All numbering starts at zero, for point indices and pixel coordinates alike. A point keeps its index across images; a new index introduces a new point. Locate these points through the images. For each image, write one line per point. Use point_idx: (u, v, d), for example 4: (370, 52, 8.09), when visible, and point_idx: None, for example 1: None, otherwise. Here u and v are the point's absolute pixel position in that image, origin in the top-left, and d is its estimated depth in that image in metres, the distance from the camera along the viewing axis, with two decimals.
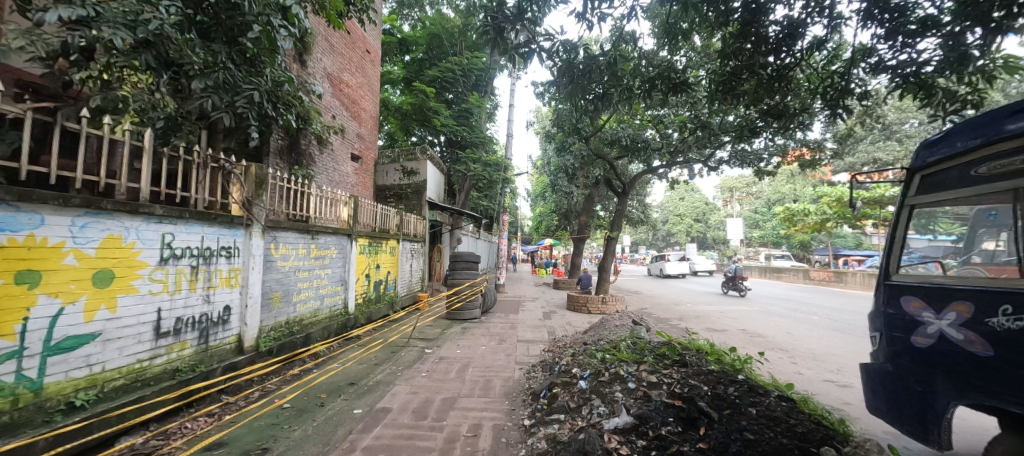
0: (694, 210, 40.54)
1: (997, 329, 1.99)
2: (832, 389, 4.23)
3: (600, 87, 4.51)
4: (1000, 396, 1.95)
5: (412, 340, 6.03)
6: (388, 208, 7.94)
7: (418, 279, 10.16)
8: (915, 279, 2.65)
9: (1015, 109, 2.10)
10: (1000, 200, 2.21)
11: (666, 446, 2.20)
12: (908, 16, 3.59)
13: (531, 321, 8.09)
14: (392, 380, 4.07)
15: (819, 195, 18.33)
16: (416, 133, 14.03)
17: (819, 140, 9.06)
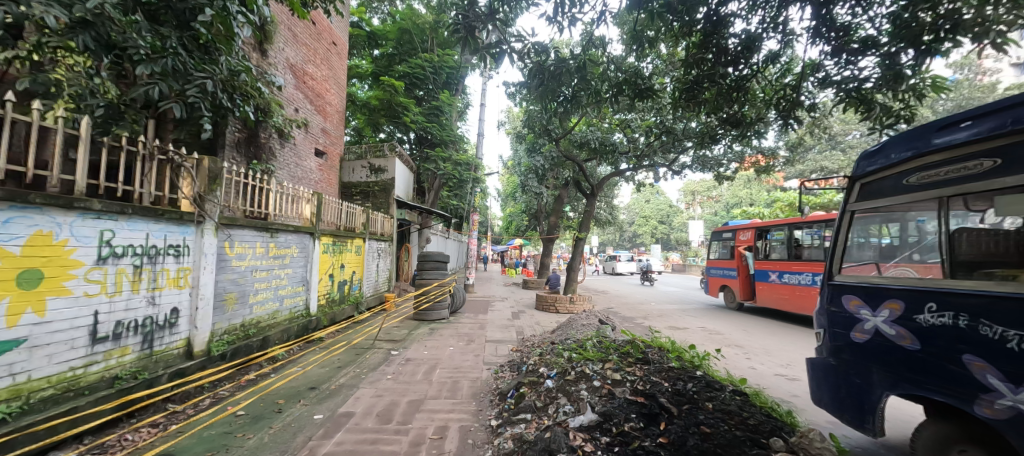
0: (659, 211, 42.03)
1: (926, 325, 2.22)
2: (782, 382, 4.49)
3: (569, 90, 4.58)
4: (930, 385, 2.16)
5: (379, 342, 5.86)
6: (354, 206, 7.71)
7: (385, 280, 9.93)
8: (855, 279, 2.85)
9: (944, 124, 2.31)
10: (926, 207, 2.45)
11: (629, 442, 2.25)
12: (851, 35, 3.86)
13: (500, 321, 8.06)
14: (356, 383, 3.95)
15: (773, 199, 19.52)
16: (385, 130, 13.71)
17: (773, 148, 9.61)
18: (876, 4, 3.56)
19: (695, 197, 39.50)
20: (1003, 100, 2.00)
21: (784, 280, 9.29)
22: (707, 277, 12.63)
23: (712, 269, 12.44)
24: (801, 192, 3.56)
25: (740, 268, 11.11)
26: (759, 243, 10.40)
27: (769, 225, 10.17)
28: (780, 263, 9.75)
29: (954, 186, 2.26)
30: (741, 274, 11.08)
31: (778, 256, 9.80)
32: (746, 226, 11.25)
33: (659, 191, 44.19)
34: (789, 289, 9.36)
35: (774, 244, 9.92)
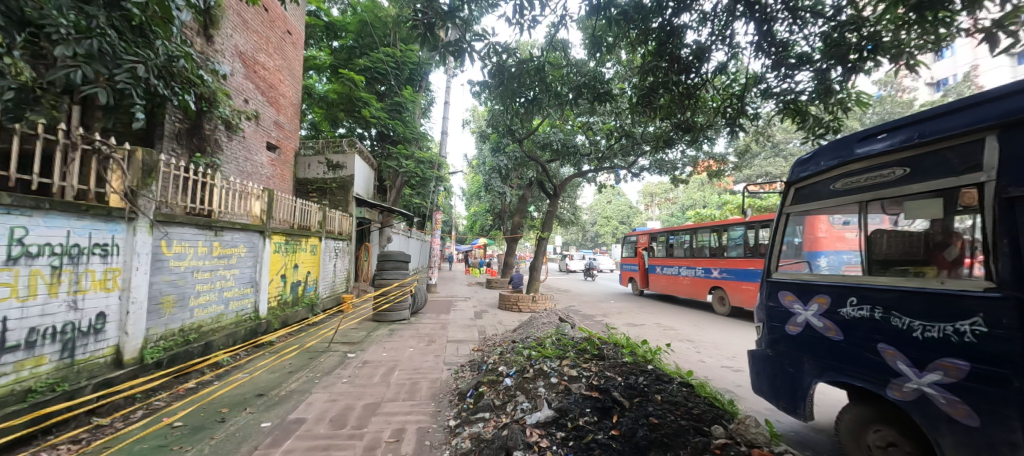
0: (620, 212, 43.47)
1: (849, 318, 2.46)
2: (727, 374, 4.77)
3: (529, 90, 4.59)
4: (852, 373, 2.40)
5: (334, 345, 5.64)
6: (309, 203, 7.39)
7: (342, 280, 9.58)
8: (789, 276, 3.09)
9: (865, 136, 2.56)
10: (848, 210, 2.70)
11: (583, 436, 2.32)
12: (789, 51, 4.06)
13: (462, 321, 8.02)
14: (308, 388, 3.79)
15: (722, 202, 20.82)
16: (345, 125, 13.21)
17: (723, 154, 10.21)
18: (810, 22, 3.79)
19: (654, 199, 41.35)
20: (912, 116, 2.26)
21: (665, 271, 12.77)
22: (621, 272, 16.16)
23: (624, 265, 16.00)
24: (746, 196, 3.78)
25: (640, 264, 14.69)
26: (651, 244, 13.97)
27: (656, 231, 13.77)
28: (664, 259, 13.16)
29: (871, 191, 2.50)
30: (640, 268, 14.65)
31: (661, 254, 13.34)
32: (644, 232, 14.87)
33: (620, 193, 45.47)
34: (668, 279, 12.76)
35: (659, 245, 13.48)
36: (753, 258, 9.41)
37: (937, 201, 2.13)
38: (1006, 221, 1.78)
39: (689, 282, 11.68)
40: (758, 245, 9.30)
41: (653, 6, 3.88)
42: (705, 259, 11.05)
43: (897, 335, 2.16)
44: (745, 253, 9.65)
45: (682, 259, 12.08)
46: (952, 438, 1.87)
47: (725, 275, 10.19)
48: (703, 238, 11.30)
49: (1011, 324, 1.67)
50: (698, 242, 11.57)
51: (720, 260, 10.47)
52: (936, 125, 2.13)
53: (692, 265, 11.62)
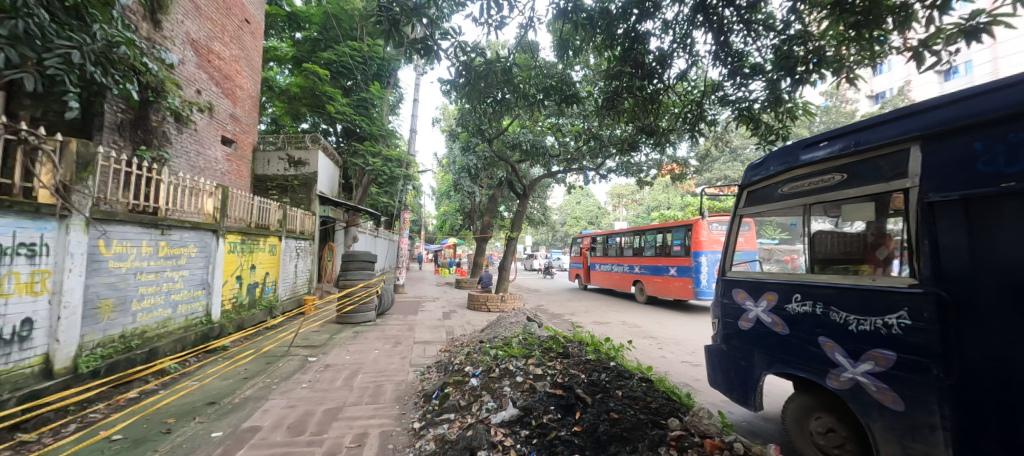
0: (589, 213, 43.94)
1: (794, 313, 2.64)
2: (686, 368, 4.98)
3: (495, 90, 4.57)
4: (797, 364, 2.56)
5: (294, 348, 5.42)
6: (267, 200, 7.05)
7: (303, 281, 9.20)
8: (741, 275, 3.26)
9: (809, 143, 2.73)
10: (793, 212, 2.88)
11: (546, 433, 2.35)
12: (744, 61, 4.22)
13: (430, 322, 7.92)
14: (265, 394, 3.63)
15: (684, 204, 21.73)
16: (308, 120, 12.71)
17: (686, 158, 10.61)
18: (763, 35, 4.00)
19: (622, 199, 42.54)
20: (850, 125, 2.44)
21: (602, 268, 15.19)
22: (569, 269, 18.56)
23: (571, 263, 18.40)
24: (707, 197, 3.99)
25: (582, 262, 17.15)
26: (591, 245, 16.39)
27: (595, 234, 16.21)
28: (603, 257, 15.47)
29: (815, 196, 2.67)
30: (583, 266, 17.14)
31: (600, 254, 15.70)
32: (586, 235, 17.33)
33: (590, 193, 46.30)
34: (606, 274, 15.06)
35: (597, 246, 15.88)
36: (660, 256, 11.80)
37: (869, 204, 2.32)
38: (926, 224, 1.96)
39: (620, 277, 14.02)
40: (664, 246, 11.68)
41: (618, 13, 4.02)
42: (630, 257, 13.40)
43: (835, 328, 2.33)
44: (656, 252, 12.02)
45: (613, 258, 14.53)
46: (881, 422, 2.06)
47: (643, 270, 12.60)
48: (628, 239, 13.75)
49: (931, 317, 1.86)
50: (625, 243, 14.01)
51: (639, 258, 12.89)
52: (870, 134, 2.30)
53: (622, 262, 13.95)
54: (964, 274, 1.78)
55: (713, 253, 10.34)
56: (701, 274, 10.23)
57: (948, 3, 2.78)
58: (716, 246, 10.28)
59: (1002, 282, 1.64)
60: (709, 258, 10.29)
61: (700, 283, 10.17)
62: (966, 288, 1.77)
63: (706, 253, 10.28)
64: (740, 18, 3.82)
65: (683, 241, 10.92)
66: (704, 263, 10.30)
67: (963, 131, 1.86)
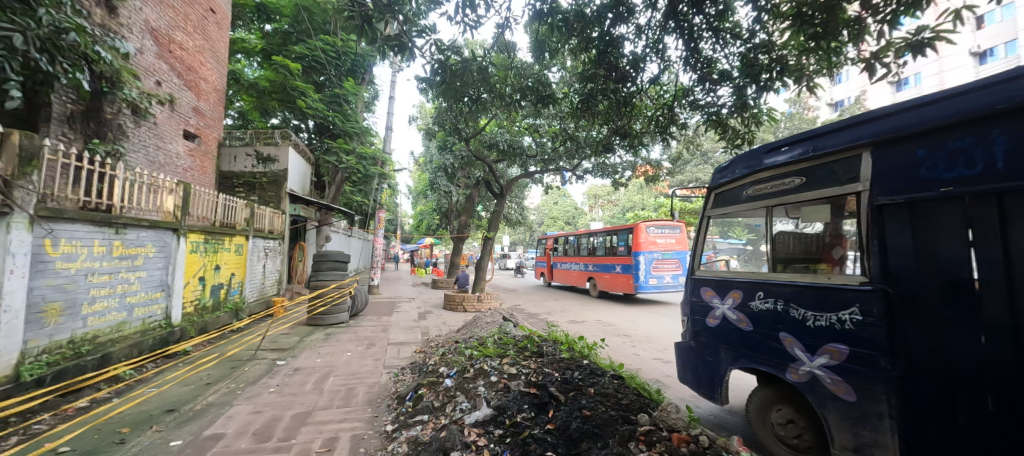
0: (566, 213, 44.27)
1: (757, 310, 2.76)
2: (658, 365, 5.12)
3: (469, 89, 4.54)
4: (759, 360, 2.68)
5: (262, 352, 5.23)
6: (232, 198, 6.75)
7: (272, 282, 8.89)
8: (709, 273, 3.37)
9: (772, 148, 2.85)
10: (757, 214, 3.00)
11: (520, 432, 2.37)
12: (713, 67, 4.34)
13: (404, 322, 7.80)
14: (230, 400, 3.49)
15: (658, 205, 22.30)
16: (278, 115, 12.29)
17: (659, 160, 10.84)
18: (730, 43, 4.13)
19: (598, 200, 43.19)
20: (809, 131, 2.56)
21: (561, 267, 16.63)
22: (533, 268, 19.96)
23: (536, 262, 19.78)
24: (678, 199, 4.09)
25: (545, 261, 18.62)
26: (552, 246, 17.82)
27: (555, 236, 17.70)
28: (563, 257, 16.73)
29: (777, 198, 2.79)
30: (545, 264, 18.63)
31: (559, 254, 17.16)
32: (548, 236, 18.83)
33: (567, 194, 46.76)
34: (566, 272, 16.32)
35: (557, 246, 17.33)
36: (608, 255, 13.21)
37: (825, 207, 2.45)
38: (876, 225, 2.09)
39: (577, 274, 15.32)
40: (611, 246, 13.07)
41: (593, 16, 4.10)
42: (586, 256, 14.70)
43: (795, 324, 2.45)
44: (605, 251, 13.40)
45: (571, 257, 15.98)
46: (836, 412, 2.20)
47: (595, 268, 14.06)
48: (583, 240, 15.24)
49: (880, 313, 1.99)
50: (580, 244, 15.47)
51: (592, 257, 14.33)
52: (827, 140, 2.43)
53: (580, 261, 15.22)
54: (909, 272, 1.91)
55: (650, 253, 11.83)
56: (640, 271, 11.68)
57: (897, 18, 2.94)
58: (652, 247, 11.77)
59: (943, 280, 1.77)
60: (647, 257, 11.77)
61: (639, 278, 11.61)
62: (910, 285, 1.90)
63: (644, 252, 11.74)
64: (709, 26, 3.94)
65: (626, 242, 12.33)
66: (642, 261, 11.75)
67: (909, 139, 2.00)
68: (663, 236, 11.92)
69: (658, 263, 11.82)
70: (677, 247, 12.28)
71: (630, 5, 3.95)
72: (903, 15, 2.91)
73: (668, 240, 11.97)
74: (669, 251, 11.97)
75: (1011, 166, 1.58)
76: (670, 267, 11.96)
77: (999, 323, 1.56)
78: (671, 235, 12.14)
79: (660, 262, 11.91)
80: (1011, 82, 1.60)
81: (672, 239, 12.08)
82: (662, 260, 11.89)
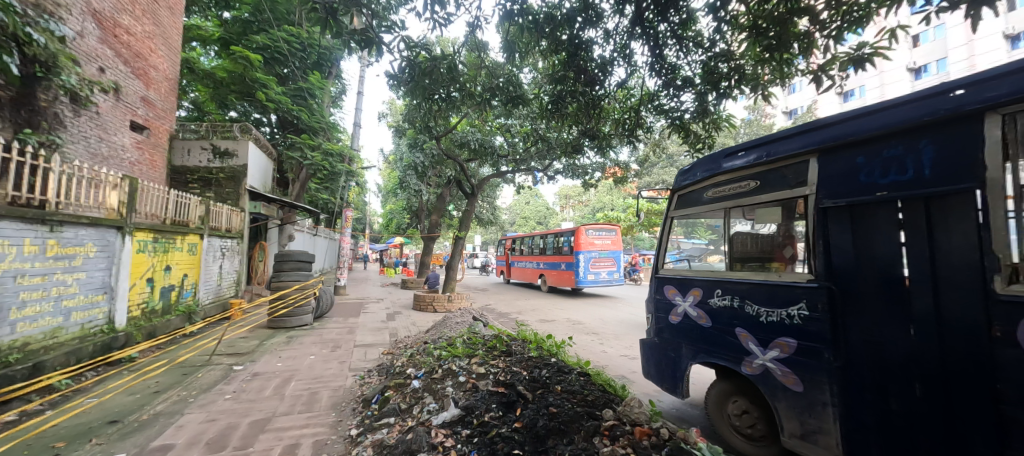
0: (538, 213, 44.54)
1: (716, 306, 2.89)
2: (623, 361, 5.27)
3: (436, 87, 4.48)
4: (717, 354, 2.82)
5: (218, 357, 4.96)
6: (185, 194, 6.38)
7: (229, 284, 8.43)
8: (672, 272, 3.49)
9: (730, 153, 3.00)
10: (715, 215, 3.13)
11: (487, 431, 2.38)
12: (676, 73, 4.48)
13: (372, 324, 7.63)
14: (180, 409, 3.29)
15: (626, 206, 22.95)
16: (238, 108, 11.69)
17: (627, 162, 11.13)
18: (693, 51, 4.30)
19: (570, 201, 43.93)
20: (763, 137, 2.71)
21: (516, 265, 18.29)
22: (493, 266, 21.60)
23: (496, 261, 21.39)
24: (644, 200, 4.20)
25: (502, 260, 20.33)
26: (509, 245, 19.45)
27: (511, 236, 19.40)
28: (521, 255, 18.22)
29: (733, 200, 2.93)
30: (503, 263, 20.34)
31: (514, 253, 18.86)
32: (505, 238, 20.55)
33: (539, 194, 47.19)
34: (522, 270, 17.81)
35: (513, 246, 18.97)
36: (556, 254, 14.89)
37: (777, 208, 2.59)
38: (820, 226, 2.25)
39: (531, 271, 16.85)
40: (559, 246, 14.74)
41: (563, 19, 4.15)
42: (539, 255, 16.24)
43: (749, 320, 2.59)
44: (553, 251, 15.08)
45: (525, 256, 17.65)
46: (785, 402, 2.34)
47: (545, 266, 15.76)
48: (534, 241, 16.95)
49: (824, 308, 2.14)
50: (532, 244, 17.18)
51: (542, 256, 15.98)
52: (779, 146, 2.58)
53: (533, 259, 16.75)
54: (849, 270, 2.07)
55: (589, 252, 13.68)
56: (581, 268, 13.46)
57: (841, 34, 3.22)
58: (591, 247, 13.62)
59: (878, 276, 1.93)
60: (586, 255, 13.58)
61: (578, 274, 13.40)
62: (850, 283, 2.06)
63: (584, 251, 13.54)
64: (674, 34, 4.07)
65: (569, 243, 14.08)
66: (582, 259, 13.55)
67: (850, 147, 2.15)
68: (600, 238, 13.80)
69: (595, 261, 13.68)
70: (612, 248, 14.24)
71: (599, 9, 4.04)
72: (846, 32, 3.20)
73: (604, 241, 13.88)
74: (605, 250, 13.90)
75: (937, 174, 1.74)
76: (605, 264, 13.89)
77: (926, 316, 1.73)
78: (607, 237, 14.06)
79: (598, 260, 13.76)
80: (940, 97, 1.76)
81: (608, 240, 14.03)
82: (598, 258, 13.76)
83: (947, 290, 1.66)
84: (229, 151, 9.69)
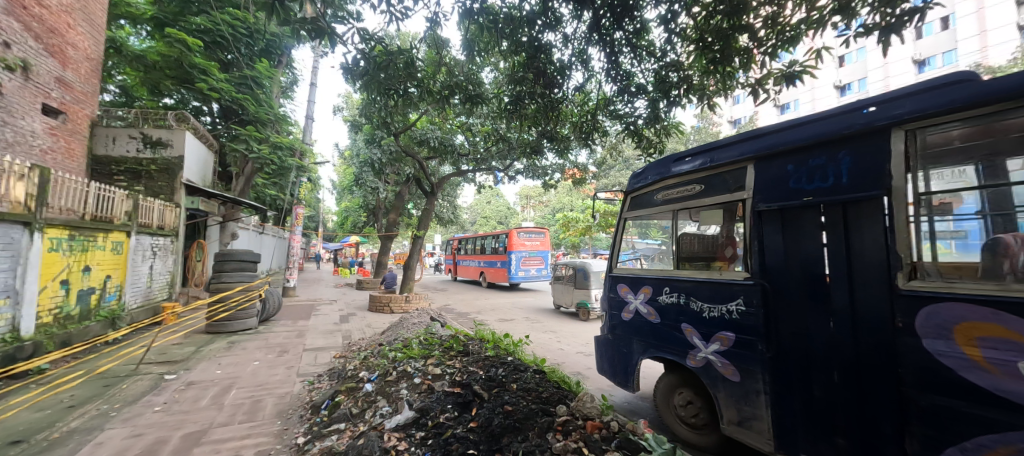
0: (498, 213, 44.42)
1: (664, 303, 3.04)
2: (578, 358, 5.45)
3: (391, 82, 4.34)
4: (665, 349, 2.97)
5: (148, 366, 4.55)
6: (109, 187, 5.78)
7: (160, 287, 7.70)
8: (625, 271, 3.62)
9: (679, 158, 3.16)
10: (664, 216, 3.26)
11: (441, 432, 2.36)
12: (631, 80, 4.64)
13: (324, 327, 7.31)
14: (100, 424, 2.98)
15: (585, 207, 23.63)
16: (174, 94, 10.71)
17: (585, 164, 11.46)
18: (646, 59, 4.51)
19: (531, 201, 44.61)
20: (708, 144, 2.88)
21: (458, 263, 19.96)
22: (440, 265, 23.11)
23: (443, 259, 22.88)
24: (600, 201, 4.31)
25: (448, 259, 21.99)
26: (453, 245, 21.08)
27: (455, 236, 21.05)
28: (467, 254, 19.50)
29: (678, 203, 3.09)
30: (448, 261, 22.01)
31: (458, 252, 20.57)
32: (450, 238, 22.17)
33: (501, 194, 47.33)
34: (466, 268, 19.19)
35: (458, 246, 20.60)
36: (494, 253, 16.49)
37: (719, 211, 2.77)
38: (756, 228, 2.44)
39: (473, 269, 18.31)
40: (495, 247, 16.37)
41: (524, 19, 4.16)
42: (480, 254, 17.74)
43: (694, 316, 2.77)
44: (491, 250, 16.67)
45: (466, 255, 19.34)
46: (724, 392, 2.52)
47: (483, 264, 17.46)
48: (473, 241, 18.69)
49: (758, 304, 2.33)
50: (473, 244, 18.91)
51: (481, 255, 17.64)
52: (722, 153, 2.75)
53: (476, 258, 18.17)
54: (780, 269, 2.26)
55: (519, 252, 15.43)
56: (512, 265, 15.26)
57: (776, 52, 3.53)
58: (521, 247, 15.40)
59: (803, 274, 2.13)
60: (517, 255, 15.35)
61: (510, 271, 15.16)
62: (781, 280, 2.25)
63: (515, 251, 15.30)
64: (628, 42, 4.23)
65: (503, 243, 15.77)
66: (514, 258, 15.31)
67: (782, 155, 2.35)
68: (530, 240, 15.65)
69: (526, 260, 15.48)
70: (541, 248, 16.13)
71: (557, 14, 4.13)
72: (780, 49, 3.51)
73: (533, 243, 15.72)
74: (535, 250, 15.72)
75: (853, 181, 1.94)
76: (534, 263, 15.74)
77: (842, 310, 1.92)
78: (537, 238, 15.93)
79: (527, 259, 15.58)
80: (856, 113, 1.97)
81: (537, 241, 15.86)
82: (528, 257, 15.58)
83: (860, 287, 1.86)
84: (162, 141, 8.85)
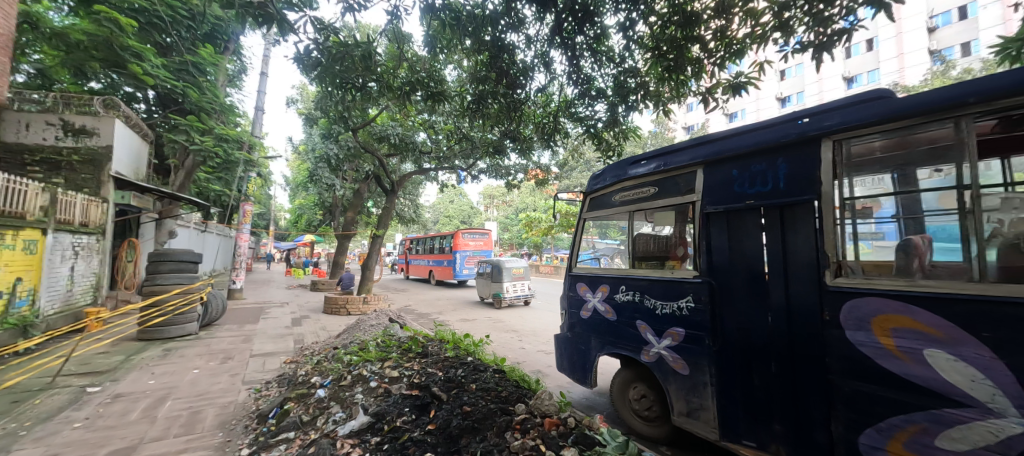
0: (462, 211, 44.08)
1: (620, 301, 3.15)
2: (537, 356, 5.54)
3: (342, 76, 4.17)
4: (622, 346, 3.07)
5: (68, 378, 4.11)
6: (18, 178, 5.18)
7: (82, 291, 6.95)
8: (585, 270, 3.72)
9: (635, 161, 3.27)
10: (621, 217, 3.37)
11: (398, 436, 2.32)
12: (591, 84, 4.76)
13: (274, 331, 6.93)
14: (5, 445, 2.65)
15: (547, 207, 24.03)
16: (102, 78, 9.74)
17: (547, 165, 11.65)
18: (606, 64, 4.63)
19: (494, 200, 44.73)
20: (663, 147, 3.01)
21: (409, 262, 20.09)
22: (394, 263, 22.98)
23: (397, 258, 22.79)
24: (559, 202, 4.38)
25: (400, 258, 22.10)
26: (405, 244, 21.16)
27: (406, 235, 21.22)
28: (419, 254, 19.43)
29: (634, 205, 3.21)
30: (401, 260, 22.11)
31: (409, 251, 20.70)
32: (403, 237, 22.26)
33: (464, 193, 47.01)
34: (419, 267, 19.09)
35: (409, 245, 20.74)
36: (442, 253, 16.65)
37: (671, 213, 2.91)
38: (704, 229, 2.58)
39: (423, 268, 18.35)
40: (443, 246, 16.56)
41: (487, 18, 4.12)
42: (432, 254, 17.73)
43: (648, 313, 2.88)
44: (440, 250, 16.84)
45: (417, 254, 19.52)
46: (675, 384, 2.65)
47: (432, 262, 17.65)
48: (422, 240, 18.89)
49: (706, 300, 2.47)
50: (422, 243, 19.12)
51: (431, 254, 17.78)
52: (675, 157, 2.89)
53: (427, 258, 18.08)
54: (725, 267, 2.41)
55: (464, 252, 15.62)
56: (455, 264, 15.50)
57: (724, 63, 3.80)
58: (465, 247, 15.58)
59: (745, 273, 2.28)
60: (461, 255, 15.54)
61: (455, 270, 15.37)
62: (726, 278, 2.39)
63: (460, 251, 15.51)
64: (589, 46, 4.34)
65: (450, 244, 15.93)
66: (459, 258, 15.53)
67: (729, 160, 2.50)
68: (474, 240, 15.79)
69: (469, 259, 15.65)
70: (485, 248, 16.28)
71: (520, 15, 4.15)
72: (728, 61, 3.77)
73: (477, 242, 15.86)
74: (479, 250, 15.90)
75: (789, 186, 2.11)
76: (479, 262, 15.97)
77: (779, 305, 2.08)
78: (480, 239, 16.08)
79: (472, 258, 15.79)
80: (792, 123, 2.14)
81: (481, 241, 16.00)
82: (473, 257, 15.78)
83: (794, 284, 2.02)
84: (87, 128, 8.05)
